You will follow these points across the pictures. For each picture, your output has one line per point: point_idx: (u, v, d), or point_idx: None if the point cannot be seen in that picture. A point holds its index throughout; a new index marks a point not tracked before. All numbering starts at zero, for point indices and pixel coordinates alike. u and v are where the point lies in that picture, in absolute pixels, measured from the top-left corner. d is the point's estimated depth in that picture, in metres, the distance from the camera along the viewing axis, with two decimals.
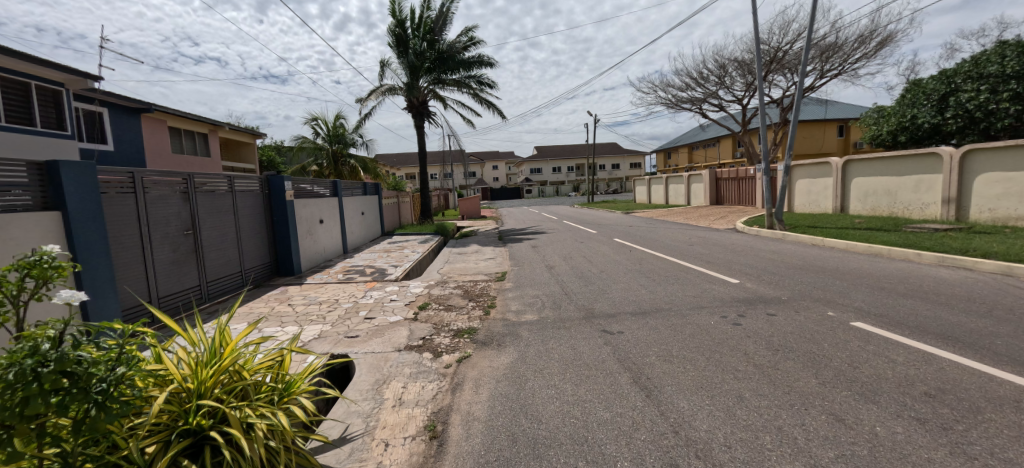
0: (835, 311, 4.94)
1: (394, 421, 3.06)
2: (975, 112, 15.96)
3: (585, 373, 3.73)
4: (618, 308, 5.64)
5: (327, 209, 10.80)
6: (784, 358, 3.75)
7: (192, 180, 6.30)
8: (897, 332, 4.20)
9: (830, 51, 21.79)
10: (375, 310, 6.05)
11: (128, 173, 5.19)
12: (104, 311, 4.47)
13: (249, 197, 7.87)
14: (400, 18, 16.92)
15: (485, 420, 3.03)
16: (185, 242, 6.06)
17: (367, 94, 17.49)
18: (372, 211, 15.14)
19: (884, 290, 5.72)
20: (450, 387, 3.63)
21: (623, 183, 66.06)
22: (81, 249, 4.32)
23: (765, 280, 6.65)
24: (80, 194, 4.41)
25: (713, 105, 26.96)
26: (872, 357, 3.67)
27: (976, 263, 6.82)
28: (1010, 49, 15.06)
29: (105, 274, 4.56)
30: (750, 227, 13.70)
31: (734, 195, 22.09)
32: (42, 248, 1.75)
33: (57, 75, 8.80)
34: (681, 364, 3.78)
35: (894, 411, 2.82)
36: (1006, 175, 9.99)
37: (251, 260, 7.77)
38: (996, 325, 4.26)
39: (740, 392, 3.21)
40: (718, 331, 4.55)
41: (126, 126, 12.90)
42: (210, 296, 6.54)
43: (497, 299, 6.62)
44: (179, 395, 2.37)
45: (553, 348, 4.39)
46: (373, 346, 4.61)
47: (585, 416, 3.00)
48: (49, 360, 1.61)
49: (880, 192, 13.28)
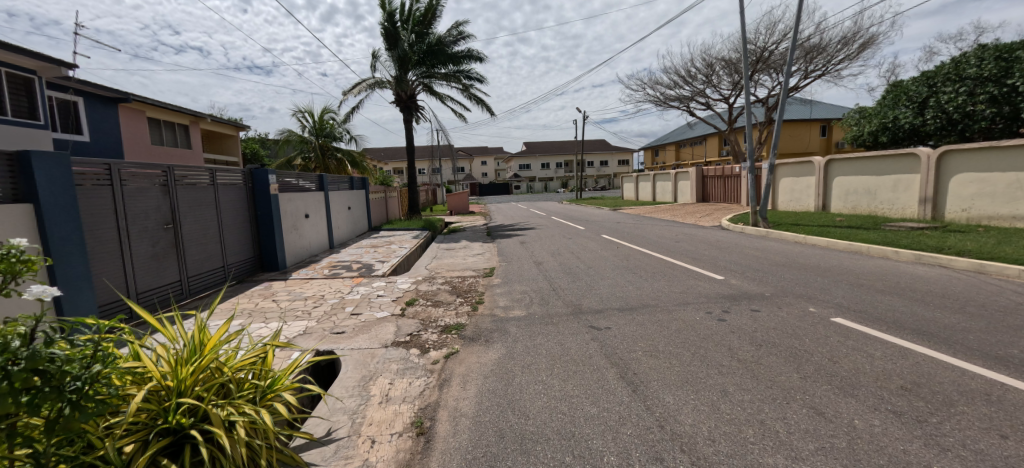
0: (816, 307, 5.05)
1: (380, 418, 3.04)
2: (954, 114, 16.36)
3: (573, 369, 3.74)
4: (605, 304, 5.67)
5: (313, 203, 10.64)
6: (767, 354, 3.82)
7: (171, 172, 6.14)
8: (876, 328, 4.30)
9: (815, 52, 22.17)
10: (361, 306, 5.99)
11: (104, 164, 5.03)
12: (78, 307, 4.34)
13: (232, 190, 7.68)
14: (387, 10, 16.67)
15: (473, 417, 3.03)
16: (164, 235, 5.89)
17: (353, 87, 17.16)
18: (359, 205, 14.92)
19: (863, 286, 5.86)
20: (438, 383, 3.62)
21: (612, 180, 66.75)
22: (54, 243, 4.18)
23: (750, 276, 6.75)
24: (54, 188, 4.26)
25: (700, 103, 27.37)
26: (850, 351, 3.76)
27: (950, 261, 7.03)
28: (987, 53, 15.45)
29: (80, 268, 4.41)
30: (735, 224, 13.86)
31: (721, 192, 22.47)
32: (10, 242, 1.66)
33: (29, 61, 8.48)
34: (668, 359, 3.82)
35: (871, 405, 2.90)
36: (981, 176, 10.32)
37: (235, 255, 7.63)
38: (970, 321, 4.38)
39: (724, 386, 3.27)
40: (703, 327, 4.62)
41: (104, 117, 12.54)
42: (192, 292, 6.41)
43: (485, 295, 6.60)
44: (158, 393, 2.31)
45: (540, 344, 4.40)
46: (359, 342, 4.57)
47: (572, 411, 3.01)
48: (20, 358, 1.56)
49: (861, 191, 13.56)
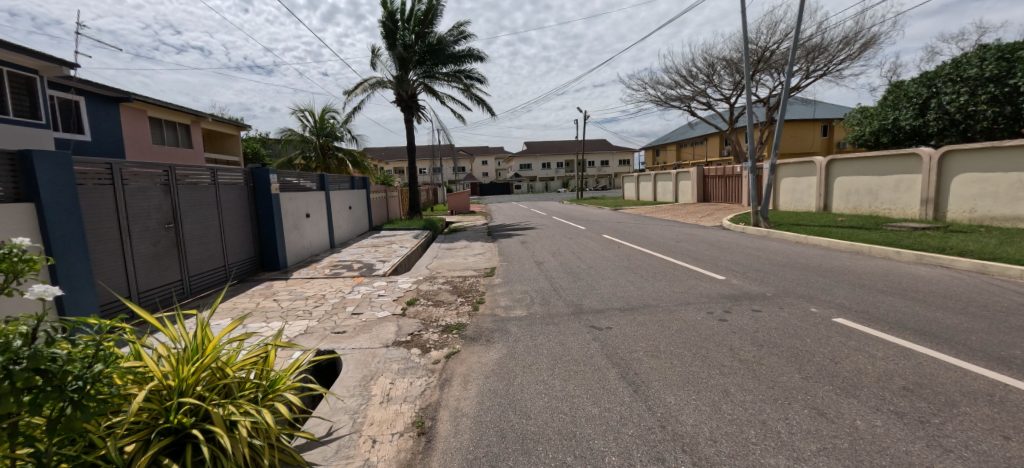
0: (817, 307, 5.04)
1: (381, 418, 3.04)
2: (955, 114, 16.33)
3: (574, 369, 3.74)
4: (606, 304, 5.66)
5: (314, 203, 10.64)
6: (769, 354, 3.81)
7: (173, 172, 6.15)
8: (878, 328, 4.29)
9: (816, 52, 22.15)
10: (362, 306, 5.99)
11: (105, 164, 5.03)
12: (79, 306, 4.34)
13: (233, 190, 7.69)
14: (387, 10, 16.66)
15: (474, 417, 3.02)
16: (166, 235, 5.90)
17: (354, 88, 17.19)
18: (360, 204, 14.94)
19: (864, 287, 5.84)
20: (439, 383, 3.61)
21: (612, 180, 66.75)
22: (56, 242, 4.18)
23: (751, 276, 6.74)
24: (56, 188, 4.26)
25: (701, 103, 27.36)
26: (852, 352, 3.75)
27: (952, 261, 7.01)
28: (989, 53, 15.34)
29: (81, 267, 4.41)
30: (736, 224, 13.85)
31: (721, 192, 22.45)
32: (11, 241, 1.66)
33: (31, 61, 8.49)
34: (669, 359, 3.82)
35: (874, 406, 2.89)
36: (983, 176, 10.29)
37: (236, 254, 7.62)
38: (972, 322, 4.38)
39: (725, 386, 3.26)
40: (704, 327, 4.61)
41: (105, 116, 12.56)
42: (193, 291, 6.41)
43: (486, 295, 6.60)
44: (160, 393, 2.30)
45: (541, 344, 4.40)
46: (360, 342, 4.57)
47: (573, 412, 3.01)
48: (22, 357, 1.57)
49: (862, 192, 13.54)
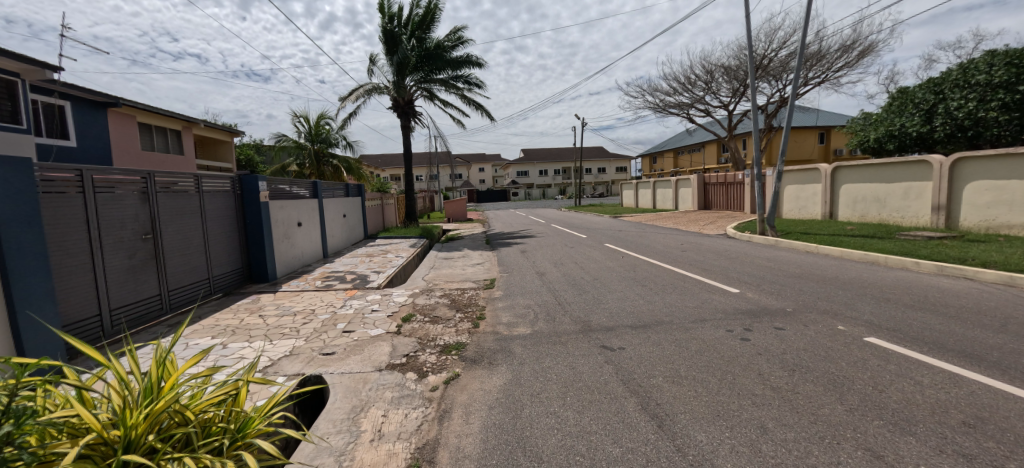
0: (845, 325, 4.67)
1: (371, 461, 2.64)
2: (964, 121, 16.22)
3: (588, 399, 3.35)
4: (616, 321, 5.28)
5: (306, 211, 10.25)
6: (802, 381, 3.44)
7: (152, 179, 5.76)
8: (917, 349, 3.93)
9: (814, 59, 22.13)
10: (354, 323, 5.57)
11: (76, 170, 4.62)
12: (34, 328, 3.90)
13: (219, 197, 7.27)
14: (385, 14, 16.40)
15: (478, 459, 2.62)
16: (143, 246, 5.49)
17: (348, 94, 16.93)
18: (354, 213, 14.50)
19: (890, 301, 5.49)
20: (437, 415, 3.22)
21: (610, 187, 66.73)
22: (11, 257, 3.75)
23: (766, 289, 6.39)
24: (12, 197, 3.82)
25: (700, 110, 27.32)
26: (897, 378, 3.39)
27: (977, 273, 6.69)
28: (997, 59, 15.28)
29: (40, 284, 3.98)
30: (741, 232, 13.54)
31: (724, 200, 22.10)
32: None
33: (11, 62, 8.10)
34: (692, 387, 3.44)
35: (935, 446, 2.52)
36: (996, 184, 10.05)
37: (221, 266, 7.21)
38: (1017, 341, 4.04)
39: (762, 421, 2.89)
40: (726, 347, 4.24)
41: (92, 121, 12.14)
42: (172, 306, 5.98)
43: (486, 310, 6.20)
44: (100, 448, 1.89)
45: (549, 368, 4.00)
46: (350, 366, 4.16)
47: (591, 453, 2.63)
48: None
49: (870, 199, 13.28)
